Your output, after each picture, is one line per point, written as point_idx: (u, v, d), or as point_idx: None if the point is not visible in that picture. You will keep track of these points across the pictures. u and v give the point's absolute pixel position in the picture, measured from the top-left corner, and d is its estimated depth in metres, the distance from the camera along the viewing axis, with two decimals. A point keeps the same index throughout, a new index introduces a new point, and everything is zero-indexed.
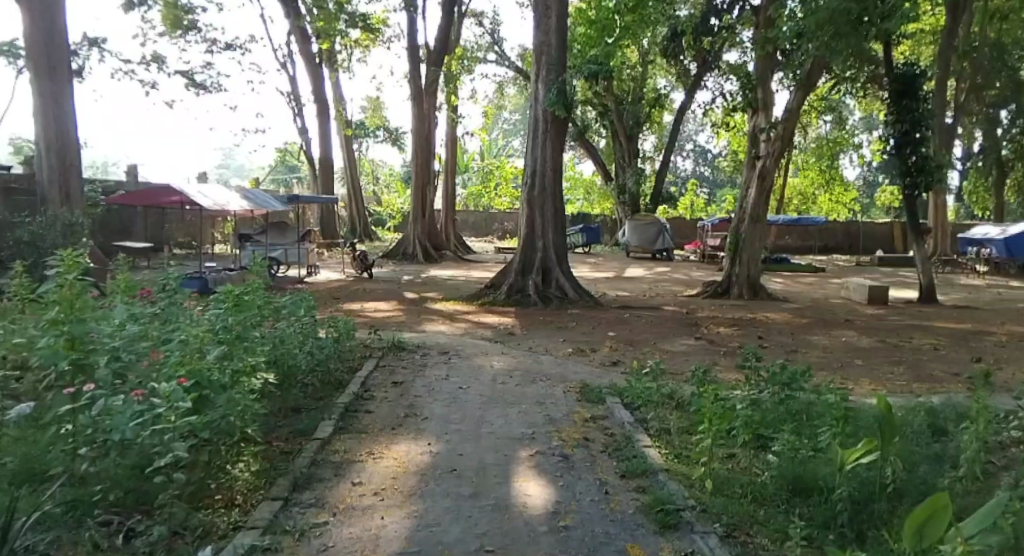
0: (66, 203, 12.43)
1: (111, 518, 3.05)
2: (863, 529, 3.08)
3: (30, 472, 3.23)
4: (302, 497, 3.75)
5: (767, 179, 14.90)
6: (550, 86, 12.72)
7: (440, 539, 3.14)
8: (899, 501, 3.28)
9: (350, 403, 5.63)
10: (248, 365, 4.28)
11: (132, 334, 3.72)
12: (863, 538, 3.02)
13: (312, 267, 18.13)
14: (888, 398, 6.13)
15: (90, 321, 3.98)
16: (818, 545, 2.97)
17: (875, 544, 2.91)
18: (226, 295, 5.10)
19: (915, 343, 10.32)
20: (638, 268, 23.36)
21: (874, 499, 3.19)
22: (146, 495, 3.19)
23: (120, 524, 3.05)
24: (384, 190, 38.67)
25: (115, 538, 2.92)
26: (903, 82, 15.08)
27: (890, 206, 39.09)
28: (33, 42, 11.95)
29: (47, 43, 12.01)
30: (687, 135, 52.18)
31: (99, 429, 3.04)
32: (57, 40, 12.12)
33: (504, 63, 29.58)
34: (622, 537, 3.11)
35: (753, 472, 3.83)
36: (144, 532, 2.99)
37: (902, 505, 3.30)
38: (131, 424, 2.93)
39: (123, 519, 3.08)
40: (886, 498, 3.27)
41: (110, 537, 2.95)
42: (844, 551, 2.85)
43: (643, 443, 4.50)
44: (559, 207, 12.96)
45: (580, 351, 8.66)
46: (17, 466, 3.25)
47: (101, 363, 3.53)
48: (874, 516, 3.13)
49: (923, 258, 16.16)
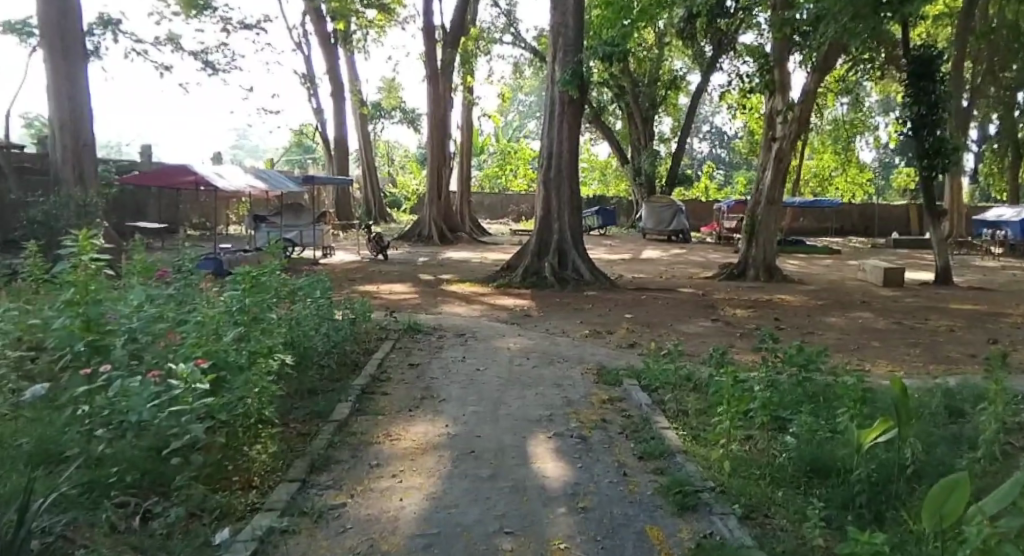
0: (80, 183, 12.54)
1: (128, 500, 3.09)
2: (883, 510, 3.03)
3: (45, 454, 3.27)
4: (320, 478, 3.79)
5: (783, 162, 14.68)
6: (566, 66, 12.59)
7: (459, 520, 3.16)
8: (919, 483, 3.26)
9: (368, 384, 5.67)
10: (266, 346, 4.32)
11: (149, 315, 3.79)
12: (883, 519, 2.98)
13: (328, 249, 18.23)
14: (905, 380, 6.08)
15: (107, 303, 4.03)
16: (836, 526, 2.94)
17: (895, 526, 2.86)
18: (242, 277, 5.15)
19: (932, 324, 10.19)
20: (654, 250, 23.22)
21: (893, 479, 3.16)
22: (164, 475, 3.25)
23: (137, 505, 3.08)
24: (399, 173, 38.74)
25: (133, 520, 2.97)
26: (918, 64, 14.80)
27: (906, 189, 38.52)
28: (47, 22, 12.01)
29: (61, 23, 12.08)
30: (703, 117, 51.69)
31: (116, 410, 3.08)
32: (72, 20, 12.19)
33: (520, 44, 29.31)
34: (642, 518, 3.11)
35: (771, 453, 3.79)
36: (162, 514, 3.05)
37: (918, 486, 3.26)
38: (149, 406, 2.98)
39: (140, 500, 3.14)
40: (907, 480, 3.24)
41: (128, 517, 3.00)
42: (864, 532, 2.81)
43: (661, 425, 4.48)
44: (575, 189, 12.88)
45: (596, 333, 8.65)
46: (32, 447, 3.29)
47: (117, 344, 3.57)
48: (894, 498, 3.06)
49: (939, 239, 15.93)
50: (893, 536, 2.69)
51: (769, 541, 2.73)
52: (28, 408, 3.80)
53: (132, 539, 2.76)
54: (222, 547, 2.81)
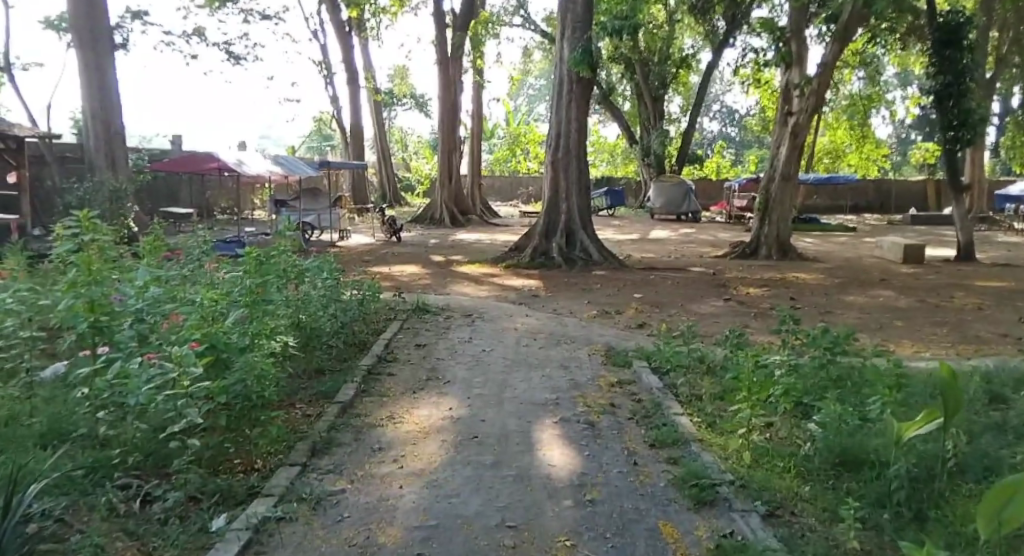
0: (114, 171, 12.31)
1: (131, 481, 2.86)
2: (923, 508, 2.64)
3: (58, 432, 3.11)
4: (320, 463, 3.51)
5: (799, 137, 14.29)
6: (575, 45, 12.23)
7: (460, 511, 2.92)
8: (966, 479, 2.92)
9: (373, 365, 5.47)
10: (269, 328, 3.99)
11: (157, 294, 3.54)
12: (924, 517, 2.58)
13: (344, 231, 18.00)
14: (936, 361, 5.77)
15: (110, 281, 3.79)
16: (873, 525, 2.57)
17: (942, 524, 2.49)
18: (246, 258, 4.90)
19: (957, 302, 9.85)
20: (663, 229, 22.90)
21: (934, 475, 2.82)
22: (168, 456, 2.99)
23: (140, 487, 2.85)
24: (411, 156, 38.45)
25: (134, 503, 2.73)
26: (944, 32, 14.26)
27: (922, 163, 37.45)
28: (75, 14, 11.82)
29: (88, 12, 11.87)
30: (714, 96, 50.76)
31: (116, 393, 2.81)
32: (99, 11, 11.96)
33: (530, 26, 28.68)
34: (654, 513, 2.86)
35: (795, 443, 3.49)
36: (162, 497, 2.79)
37: (965, 481, 2.89)
38: (145, 387, 2.70)
39: (142, 483, 2.88)
40: (950, 475, 2.89)
41: (129, 501, 2.76)
42: (910, 534, 2.45)
43: (674, 411, 4.22)
44: (584, 168, 12.57)
45: (605, 313, 8.39)
46: (45, 426, 3.13)
47: (124, 324, 3.30)
48: (935, 494, 2.70)
49: (961, 214, 15.49)
50: (945, 539, 2.34)
51: (796, 543, 2.42)
52: (43, 388, 3.62)
53: (126, 527, 2.54)
54: (215, 537, 2.56)
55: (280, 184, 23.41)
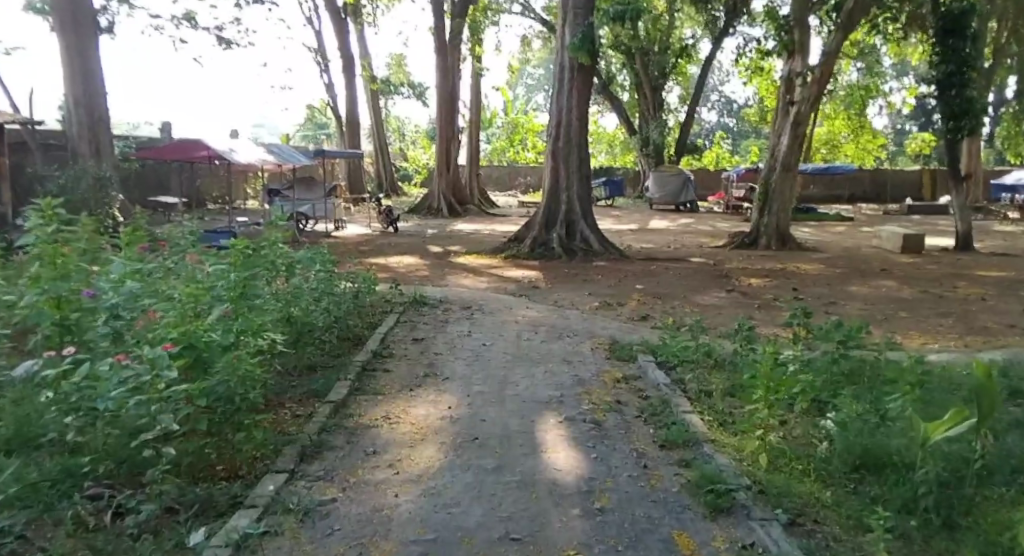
0: (97, 158, 12.09)
1: (101, 492, 2.70)
2: (953, 516, 2.51)
3: (25, 436, 3.04)
4: (310, 469, 3.36)
5: (800, 127, 14.12)
6: (577, 30, 12.02)
7: (460, 523, 2.76)
8: (996, 484, 2.78)
9: (368, 361, 5.31)
10: (256, 324, 3.79)
11: (131, 288, 3.30)
12: (956, 526, 2.46)
13: (339, 221, 17.80)
14: (943, 354, 5.66)
15: (83, 275, 3.57)
16: (903, 535, 2.43)
17: (978, 535, 2.35)
18: (233, 249, 4.67)
19: (961, 293, 9.73)
20: (662, 220, 22.76)
21: (965, 479, 2.68)
22: (142, 464, 2.81)
23: (111, 499, 2.68)
24: (409, 146, 38.15)
25: (104, 516, 2.56)
26: (948, 20, 14.05)
27: (919, 153, 37.36)
28: None
29: None
30: (712, 85, 50.49)
31: (86, 398, 2.63)
32: None
33: (529, 14, 28.37)
34: (667, 522, 2.73)
35: (811, 443, 3.38)
36: (134, 510, 2.61)
37: (994, 485, 2.75)
38: (117, 393, 2.51)
39: (115, 493, 2.71)
40: (980, 481, 2.74)
41: (100, 514, 2.60)
42: (945, 549, 2.30)
43: (683, 409, 4.10)
44: (584, 156, 12.38)
45: (606, 305, 8.26)
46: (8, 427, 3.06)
47: (98, 322, 3.09)
48: (968, 502, 2.57)
49: (962, 203, 15.38)
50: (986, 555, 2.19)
51: None
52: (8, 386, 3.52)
53: (93, 545, 2.36)
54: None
55: (274, 172, 23.19)
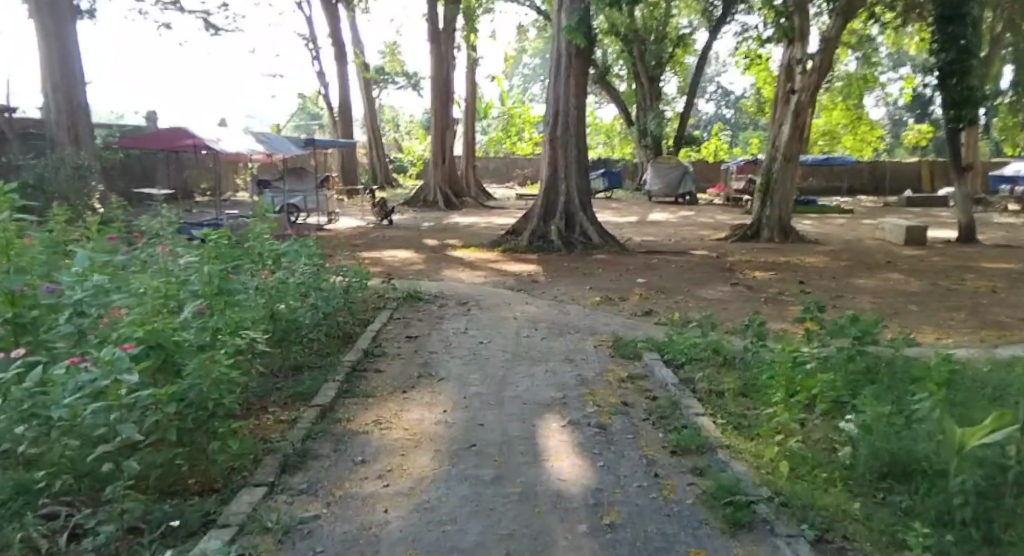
0: (77, 146, 11.88)
1: (58, 510, 2.54)
2: (993, 528, 2.36)
3: None
4: (293, 481, 3.18)
5: (801, 117, 13.91)
6: (574, 15, 11.77)
7: (457, 542, 2.58)
8: None
9: (359, 361, 5.12)
10: (233, 323, 3.61)
11: (92, 284, 3.08)
12: (998, 541, 2.31)
13: (332, 215, 17.59)
14: (955, 349, 5.47)
15: (42, 270, 3.34)
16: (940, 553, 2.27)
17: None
18: (210, 240, 4.43)
19: (968, 285, 9.56)
20: (661, 212, 22.55)
21: (1003, 487, 2.52)
22: (104, 478, 2.62)
23: (69, 517, 2.52)
24: (405, 137, 37.83)
25: (57, 538, 2.39)
26: (947, 8, 13.83)
27: (916, 144, 37.18)
28: None
29: None
30: (709, 76, 50.16)
31: (40, 405, 2.43)
32: None
33: (525, 3, 28.11)
34: (682, 538, 2.55)
35: (833, 448, 3.21)
36: (92, 531, 2.44)
37: None
38: (69, 401, 2.32)
39: (71, 511, 2.55)
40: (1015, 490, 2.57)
41: (55, 536, 2.44)
42: None
43: (692, 411, 3.91)
44: (583, 146, 12.17)
45: (608, 300, 8.07)
46: None
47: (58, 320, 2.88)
48: (1009, 512, 2.41)
49: (964, 194, 15.19)
50: None
51: None
52: None
53: None
54: None
55: (266, 163, 22.93)
